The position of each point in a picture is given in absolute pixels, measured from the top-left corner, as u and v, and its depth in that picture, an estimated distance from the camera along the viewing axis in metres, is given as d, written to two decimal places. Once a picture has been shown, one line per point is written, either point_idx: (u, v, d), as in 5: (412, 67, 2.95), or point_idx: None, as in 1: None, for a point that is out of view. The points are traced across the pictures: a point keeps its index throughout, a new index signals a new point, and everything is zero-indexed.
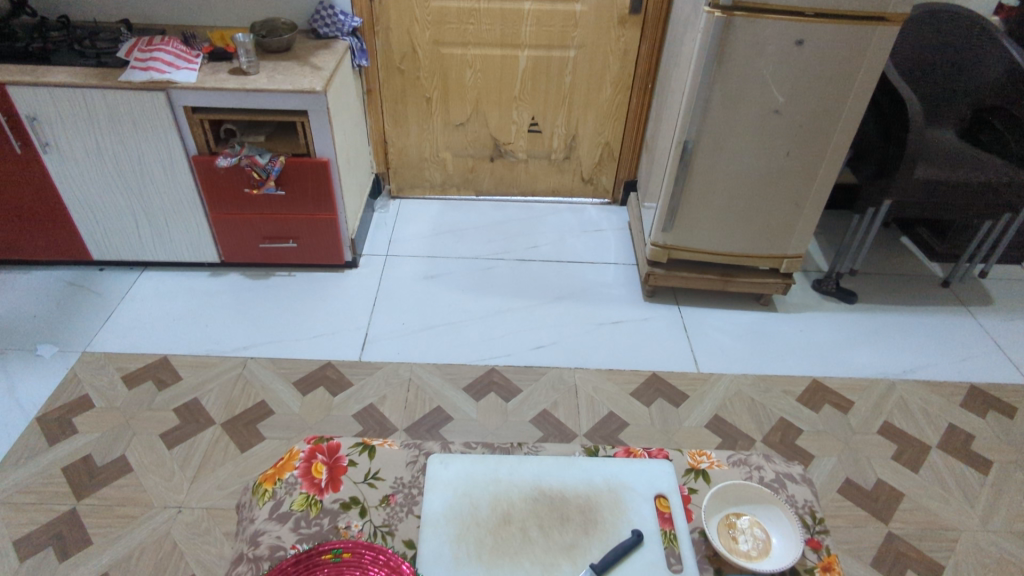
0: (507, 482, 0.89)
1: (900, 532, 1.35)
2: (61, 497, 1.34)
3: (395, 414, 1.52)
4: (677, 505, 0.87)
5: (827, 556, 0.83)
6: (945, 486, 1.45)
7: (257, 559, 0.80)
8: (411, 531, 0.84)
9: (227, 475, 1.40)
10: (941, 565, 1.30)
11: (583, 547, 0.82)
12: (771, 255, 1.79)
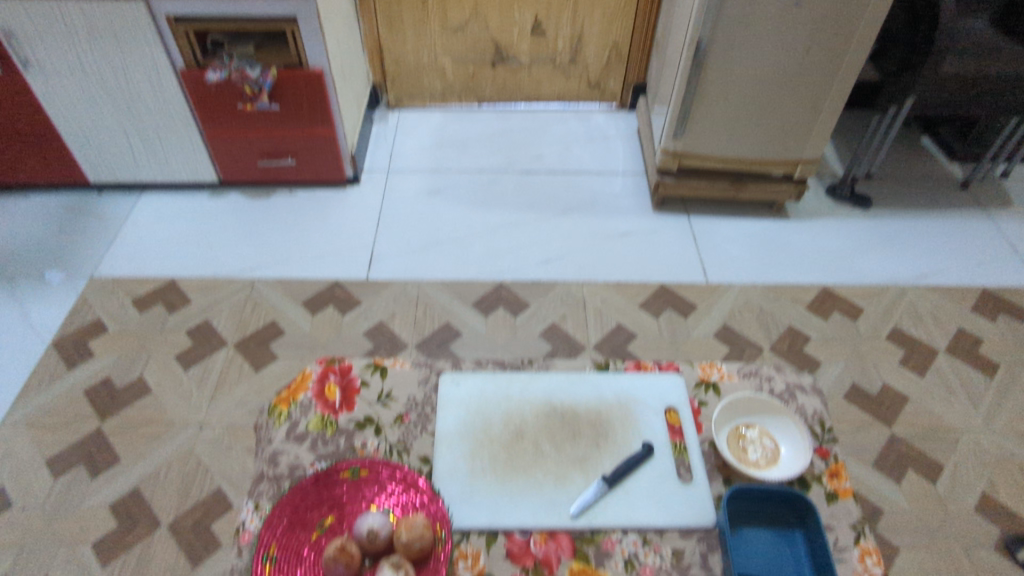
0: (519, 399, 0.90)
1: (904, 431, 1.38)
2: (87, 418, 1.38)
3: (405, 330, 1.53)
4: (687, 418, 0.87)
5: (835, 464, 0.83)
6: (951, 385, 1.47)
7: (277, 478, 0.81)
8: (427, 447, 0.85)
9: (245, 393, 1.43)
10: (942, 464, 1.34)
11: (595, 459, 0.84)
12: (786, 160, 1.72)
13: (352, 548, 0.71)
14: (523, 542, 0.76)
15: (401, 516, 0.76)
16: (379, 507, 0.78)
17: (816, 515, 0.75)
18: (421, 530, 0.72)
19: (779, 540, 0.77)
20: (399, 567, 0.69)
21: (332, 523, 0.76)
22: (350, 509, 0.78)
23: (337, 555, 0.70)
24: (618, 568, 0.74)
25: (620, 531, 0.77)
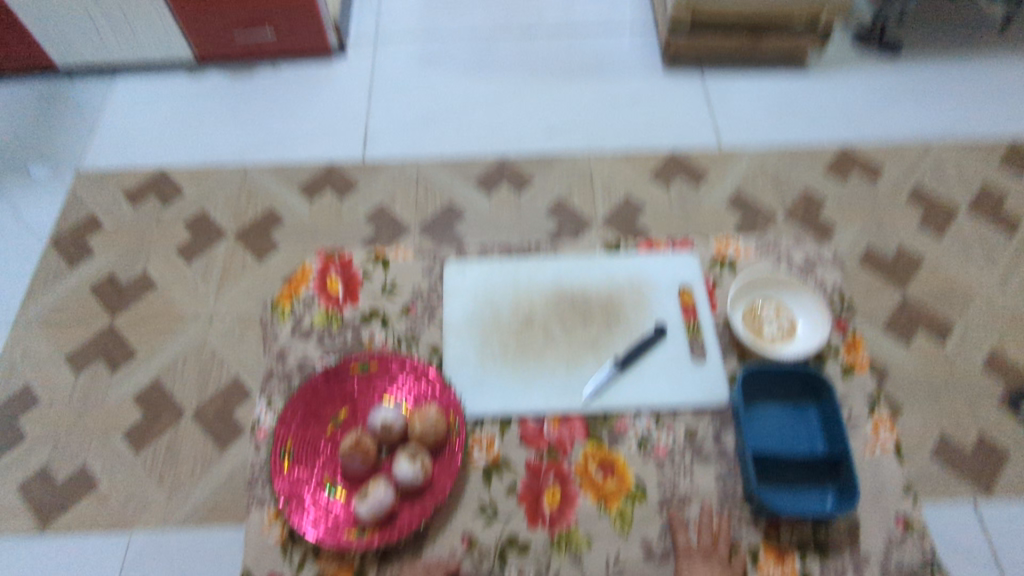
0: (527, 286, 0.87)
1: (913, 297, 1.35)
2: (97, 315, 1.38)
3: (406, 212, 1.48)
4: (702, 297, 0.84)
5: (853, 338, 0.81)
6: (969, 249, 1.42)
7: (287, 375, 0.81)
8: (435, 336, 0.83)
9: (250, 283, 1.41)
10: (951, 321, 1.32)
11: (607, 343, 0.82)
12: (810, 6, 1.56)
13: (368, 441, 0.71)
14: (537, 428, 0.76)
15: (414, 407, 0.77)
16: (392, 399, 0.78)
17: (830, 388, 0.74)
18: (435, 421, 0.72)
19: (793, 416, 0.76)
20: (415, 458, 0.70)
21: (346, 416, 0.77)
22: (364, 402, 0.78)
23: (354, 449, 0.70)
24: (631, 449, 0.75)
25: (633, 413, 0.77)
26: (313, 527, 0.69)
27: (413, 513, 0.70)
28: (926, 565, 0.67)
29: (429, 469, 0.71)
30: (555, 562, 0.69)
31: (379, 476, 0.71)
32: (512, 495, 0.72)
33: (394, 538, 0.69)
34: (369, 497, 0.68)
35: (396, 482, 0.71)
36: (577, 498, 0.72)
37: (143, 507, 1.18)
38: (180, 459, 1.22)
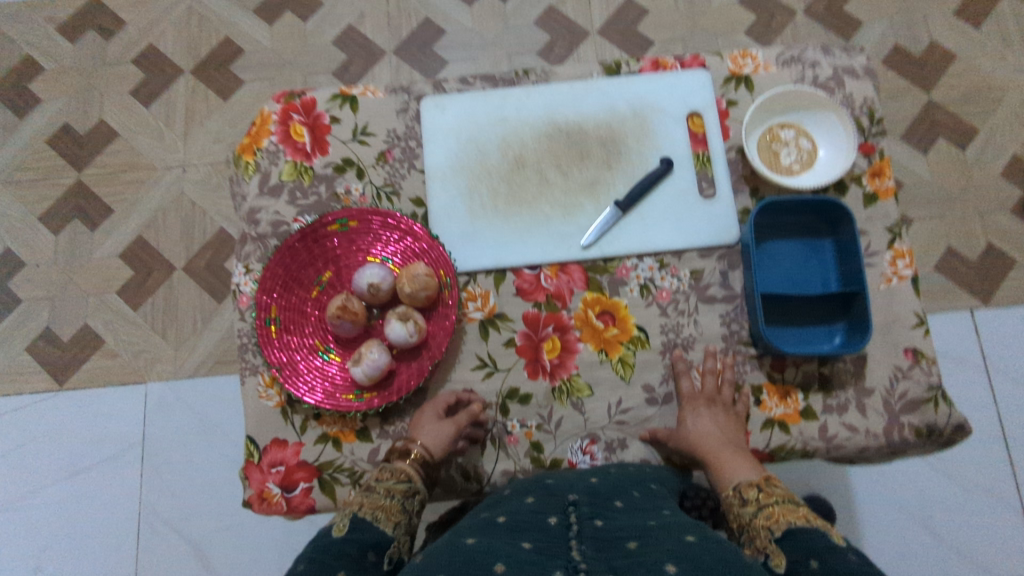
0: (516, 121, 0.76)
1: (958, 85, 1.08)
2: (62, 171, 1.16)
3: (378, 32, 1.19)
4: (713, 124, 0.75)
5: (879, 162, 0.73)
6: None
7: (262, 238, 0.75)
8: (418, 186, 0.76)
9: (221, 126, 1.18)
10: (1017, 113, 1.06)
11: (608, 182, 0.74)
12: None
13: (357, 305, 0.67)
14: (533, 279, 0.72)
15: (402, 266, 0.71)
16: (379, 259, 0.72)
17: (853, 221, 0.67)
18: (424, 279, 0.67)
19: (809, 250, 0.71)
20: (407, 319, 0.67)
21: (331, 279, 0.72)
22: (348, 263, 0.72)
23: (342, 314, 0.67)
24: (633, 295, 0.71)
25: (635, 258, 0.72)
26: (310, 393, 0.68)
27: (411, 374, 0.68)
28: (932, 392, 0.67)
29: (423, 329, 0.67)
30: (558, 411, 0.68)
31: (372, 340, 0.68)
32: (510, 347, 0.70)
33: (393, 400, 0.68)
34: (363, 361, 0.66)
35: (390, 344, 0.68)
36: (579, 347, 0.70)
37: (153, 363, 1.07)
38: (181, 316, 1.09)
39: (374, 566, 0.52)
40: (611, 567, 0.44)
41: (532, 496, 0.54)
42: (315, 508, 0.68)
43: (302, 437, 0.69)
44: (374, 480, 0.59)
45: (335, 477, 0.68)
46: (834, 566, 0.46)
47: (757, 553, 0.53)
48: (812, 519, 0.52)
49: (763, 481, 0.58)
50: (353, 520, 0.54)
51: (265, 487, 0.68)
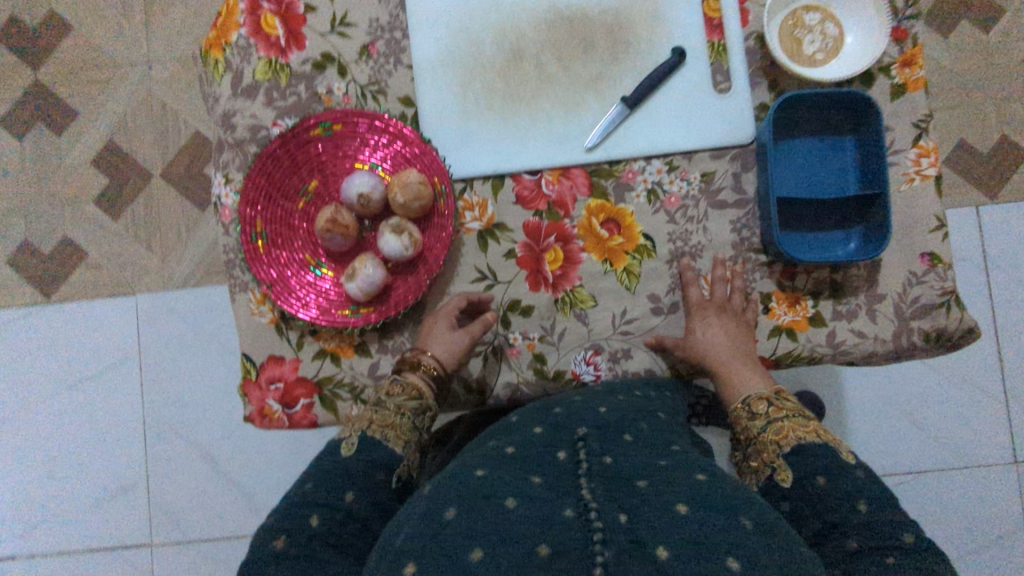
0: (513, 6, 0.68)
1: None
2: (18, 70, 1.11)
3: None
4: (730, 8, 0.67)
5: (912, 49, 0.66)
6: None
7: (240, 144, 0.69)
8: (406, 84, 0.69)
9: (182, 18, 1.11)
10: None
11: (614, 77, 0.68)
12: None
13: (347, 217, 0.63)
14: (533, 185, 0.68)
15: (393, 174, 0.67)
16: (368, 166, 0.67)
17: (880, 116, 0.62)
18: (417, 187, 0.63)
19: (829, 149, 0.66)
20: (402, 232, 0.63)
21: (318, 189, 0.67)
22: (335, 171, 0.68)
23: (331, 228, 0.63)
24: (640, 201, 0.67)
25: (641, 161, 0.67)
26: (304, 310, 0.65)
27: (407, 289, 0.65)
28: (944, 297, 0.65)
29: (418, 241, 0.64)
30: (560, 323, 0.66)
31: (365, 254, 0.64)
32: (511, 259, 0.67)
33: (390, 316, 0.65)
34: (357, 276, 0.63)
35: (385, 258, 0.65)
36: (582, 257, 0.67)
37: (141, 277, 1.08)
38: (165, 225, 1.09)
39: (382, 487, 0.56)
40: (619, 507, 0.48)
41: (541, 427, 0.57)
42: (318, 423, 0.67)
43: (299, 353, 0.67)
44: (384, 394, 0.61)
45: (336, 392, 0.67)
46: (837, 487, 0.55)
47: (764, 465, 0.59)
48: (821, 436, 0.58)
49: (774, 394, 0.62)
50: (363, 439, 0.58)
51: (266, 404, 0.67)
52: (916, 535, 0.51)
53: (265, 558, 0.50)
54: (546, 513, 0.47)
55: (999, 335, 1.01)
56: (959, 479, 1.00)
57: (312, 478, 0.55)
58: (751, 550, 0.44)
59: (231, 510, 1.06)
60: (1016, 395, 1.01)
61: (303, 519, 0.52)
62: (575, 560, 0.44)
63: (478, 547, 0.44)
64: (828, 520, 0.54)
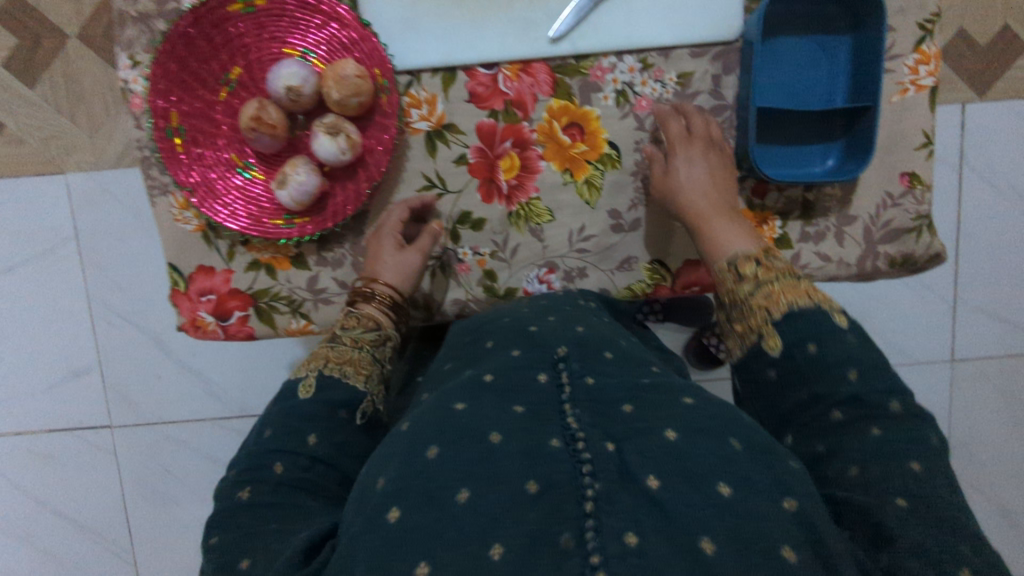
0: None
1: None
2: None
3: None
4: None
5: None
6: None
7: (145, 18, 0.58)
8: None
9: None
10: None
11: None
12: None
13: (275, 115, 0.55)
14: (489, 80, 0.60)
15: (328, 62, 0.58)
16: (298, 52, 0.58)
17: (881, 14, 0.55)
18: (355, 81, 0.55)
19: (819, 50, 0.59)
20: (337, 133, 0.55)
21: (242, 78, 0.59)
22: (260, 56, 0.58)
23: (257, 127, 0.55)
24: (607, 104, 0.60)
25: (613, 57, 0.59)
26: (232, 220, 0.59)
27: (346, 198, 0.59)
28: (917, 222, 0.62)
29: (357, 144, 0.57)
30: (514, 239, 0.62)
31: (297, 157, 0.57)
32: (462, 165, 0.61)
33: (328, 227, 0.59)
34: (288, 183, 0.56)
35: (319, 162, 0.58)
36: (541, 166, 0.61)
37: (69, 152, 0.87)
38: (93, 95, 0.86)
39: (346, 423, 0.52)
40: (607, 435, 0.40)
41: (518, 349, 0.51)
42: (256, 336, 0.63)
43: (231, 264, 0.62)
44: (339, 330, 0.57)
45: (273, 305, 0.63)
46: (829, 356, 0.46)
47: (751, 331, 0.51)
48: (814, 296, 0.50)
49: (763, 255, 0.54)
50: (321, 379, 0.53)
51: (198, 316, 0.63)
52: (905, 402, 0.44)
53: (232, 507, 0.45)
54: (527, 445, 0.39)
55: (960, 242, 0.93)
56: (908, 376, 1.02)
57: (272, 423, 0.51)
58: (749, 474, 0.37)
59: (190, 394, 0.95)
60: (965, 299, 0.94)
61: (267, 464, 0.48)
62: (566, 497, 0.36)
63: (463, 488, 0.37)
64: (817, 392, 0.46)
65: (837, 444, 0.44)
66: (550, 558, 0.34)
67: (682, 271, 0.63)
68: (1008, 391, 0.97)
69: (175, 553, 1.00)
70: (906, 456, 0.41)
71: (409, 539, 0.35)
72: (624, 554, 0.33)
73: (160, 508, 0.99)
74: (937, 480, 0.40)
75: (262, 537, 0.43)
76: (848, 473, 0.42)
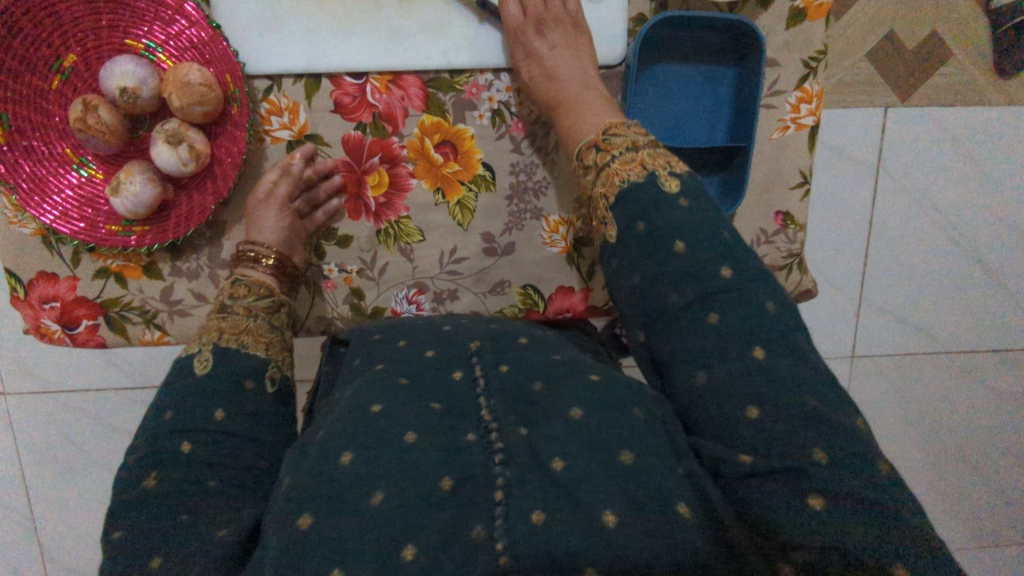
0: None
1: None
2: None
3: None
4: None
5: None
6: None
7: None
8: None
9: None
10: None
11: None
12: None
13: (106, 117, 0.51)
14: (356, 91, 0.56)
15: (175, 61, 0.53)
16: (141, 45, 0.53)
17: (760, 52, 0.54)
18: (200, 89, 0.50)
19: (704, 81, 0.58)
20: (179, 142, 0.51)
21: (77, 66, 0.53)
22: (97, 43, 0.53)
23: (85, 130, 0.50)
24: (481, 123, 0.57)
25: (489, 74, 0.56)
26: (64, 223, 0.55)
27: (191, 209, 0.56)
28: (789, 260, 0.62)
29: (202, 154, 0.52)
30: (383, 257, 0.60)
31: (134, 163, 0.53)
32: (325, 178, 0.58)
33: (171, 239, 0.56)
34: (121, 191, 0.52)
35: (161, 170, 0.53)
36: (411, 184, 0.58)
37: None
38: None
39: (253, 394, 0.44)
40: (517, 418, 0.35)
41: (433, 349, 0.43)
42: (107, 345, 0.60)
43: (76, 271, 0.58)
44: (227, 298, 0.49)
45: (125, 315, 0.59)
46: (652, 233, 0.40)
47: (599, 223, 0.44)
48: (646, 167, 0.42)
49: (603, 135, 0.46)
50: (218, 352, 0.44)
51: (42, 324, 0.59)
52: (736, 267, 0.37)
53: (137, 496, 0.36)
54: (448, 438, 0.33)
55: (868, 244, 0.79)
56: (881, 380, 0.86)
57: (173, 404, 0.41)
58: (648, 440, 0.32)
59: (85, 367, 0.74)
60: (870, 300, 0.81)
61: (169, 446, 0.39)
62: (480, 488, 0.31)
63: (377, 489, 0.30)
64: (647, 274, 0.39)
65: (677, 346, 0.37)
66: (459, 553, 0.28)
67: (554, 298, 0.62)
68: (904, 393, 0.86)
69: (84, 540, 0.81)
70: (746, 345, 0.35)
71: (316, 545, 0.28)
72: (531, 535, 0.28)
73: (53, 478, 0.78)
74: (781, 365, 0.34)
75: (170, 535, 0.34)
76: (695, 379, 0.35)
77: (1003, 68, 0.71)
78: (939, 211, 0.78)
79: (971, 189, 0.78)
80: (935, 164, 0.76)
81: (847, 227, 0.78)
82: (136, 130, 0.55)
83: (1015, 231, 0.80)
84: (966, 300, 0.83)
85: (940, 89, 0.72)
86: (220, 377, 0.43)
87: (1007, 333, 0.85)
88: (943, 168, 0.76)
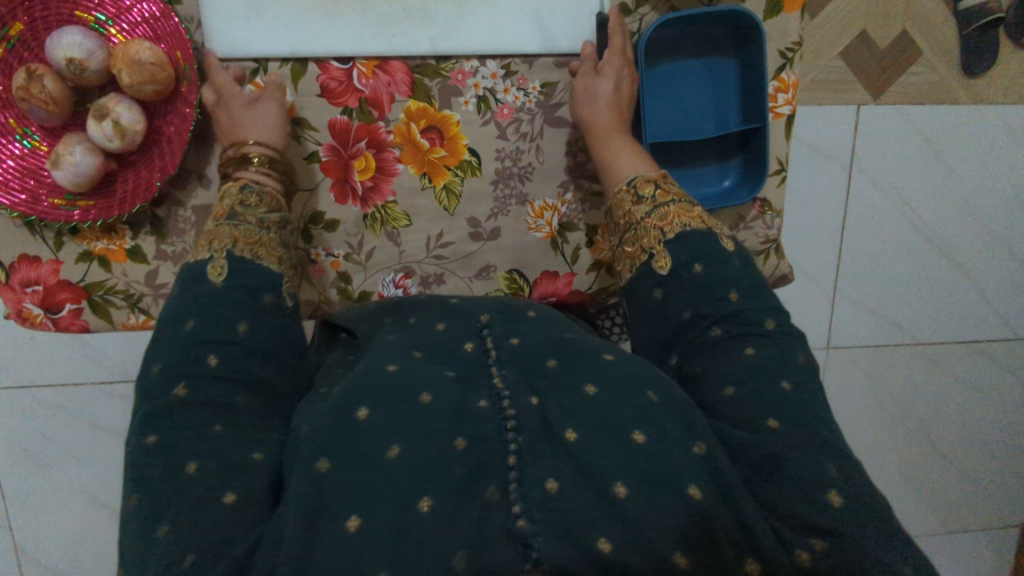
0: None
1: None
2: None
3: None
4: None
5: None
6: None
7: None
8: None
9: None
10: None
11: None
12: None
13: (51, 87, 0.50)
14: (343, 75, 0.56)
15: (125, 36, 0.53)
16: (92, 17, 0.53)
17: (759, 42, 0.56)
18: (149, 67, 0.50)
19: (707, 73, 0.60)
20: (103, 116, 0.51)
21: (24, 35, 0.52)
22: (46, 14, 0.52)
23: (28, 98, 0.50)
24: (467, 109, 0.58)
25: (475, 61, 0.57)
26: (4, 194, 0.54)
27: (137, 186, 0.55)
28: (766, 245, 0.64)
29: (128, 132, 0.51)
30: (370, 241, 0.60)
31: (72, 134, 0.52)
32: (314, 162, 0.57)
33: (116, 215, 0.55)
34: (59, 163, 0.51)
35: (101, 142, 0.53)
36: (397, 170, 0.59)
37: None
38: None
39: (273, 310, 0.42)
40: (529, 389, 0.35)
41: (444, 322, 0.44)
42: (90, 329, 0.60)
43: (59, 254, 0.58)
44: (238, 205, 0.46)
45: (109, 299, 0.59)
46: (715, 273, 0.42)
47: (640, 251, 0.46)
48: (706, 221, 0.45)
49: (662, 178, 0.49)
50: (234, 262, 0.42)
51: (23, 307, 0.58)
52: (777, 321, 0.40)
53: (165, 405, 0.34)
54: (461, 402, 0.33)
55: (843, 235, 0.81)
56: (848, 373, 0.88)
57: (195, 312, 0.39)
58: (662, 422, 0.32)
59: (62, 361, 0.74)
60: (845, 292, 0.84)
61: (196, 357, 0.36)
62: (492, 451, 0.32)
63: (394, 443, 0.30)
64: (700, 311, 0.41)
65: (711, 364, 0.39)
66: (474, 511, 0.30)
67: (539, 282, 0.63)
68: (876, 379, 0.89)
69: (60, 539, 0.80)
70: (774, 378, 0.36)
71: (337, 493, 0.29)
72: (546, 502, 0.30)
73: (29, 475, 0.77)
74: (807, 397, 0.36)
75: (206, 441, 0.33)
76: (724, 393, 0.37)
77: (972, 69, 0.74)
78: (909, 205, 0.81)
79: (941, 182, 0.80)
80: (908, 158, 0.79)
81: (822, 220, 0.80)
82: (83, 104, 0.54)
83: (981, 227, 0.83)
84: (935, 291, 0.85)
85: (912, 89, 0.75)
86: (243, 288, 0.41)
87: (973, 325, 0.88)
88: (915, 164, 0.79)
